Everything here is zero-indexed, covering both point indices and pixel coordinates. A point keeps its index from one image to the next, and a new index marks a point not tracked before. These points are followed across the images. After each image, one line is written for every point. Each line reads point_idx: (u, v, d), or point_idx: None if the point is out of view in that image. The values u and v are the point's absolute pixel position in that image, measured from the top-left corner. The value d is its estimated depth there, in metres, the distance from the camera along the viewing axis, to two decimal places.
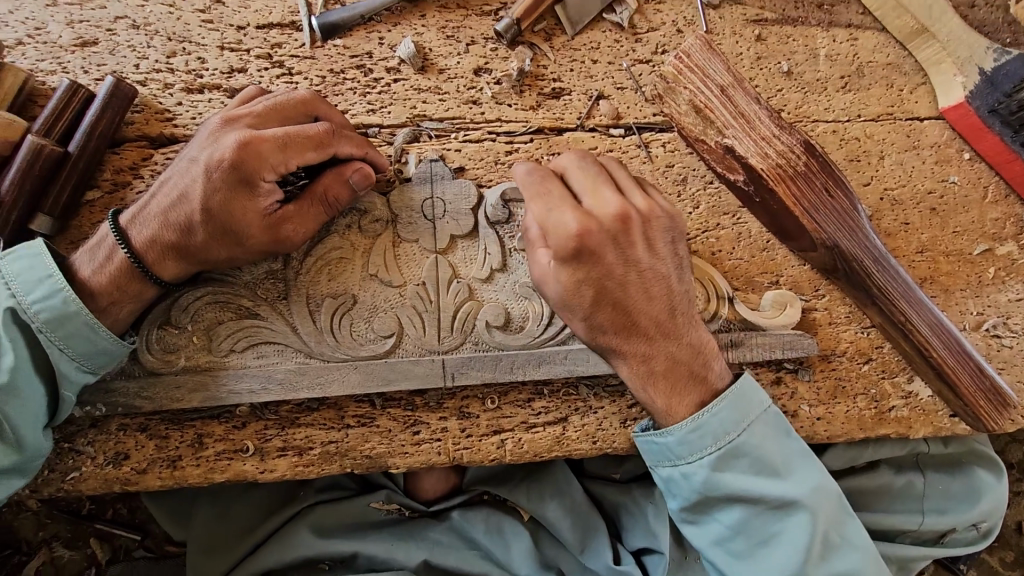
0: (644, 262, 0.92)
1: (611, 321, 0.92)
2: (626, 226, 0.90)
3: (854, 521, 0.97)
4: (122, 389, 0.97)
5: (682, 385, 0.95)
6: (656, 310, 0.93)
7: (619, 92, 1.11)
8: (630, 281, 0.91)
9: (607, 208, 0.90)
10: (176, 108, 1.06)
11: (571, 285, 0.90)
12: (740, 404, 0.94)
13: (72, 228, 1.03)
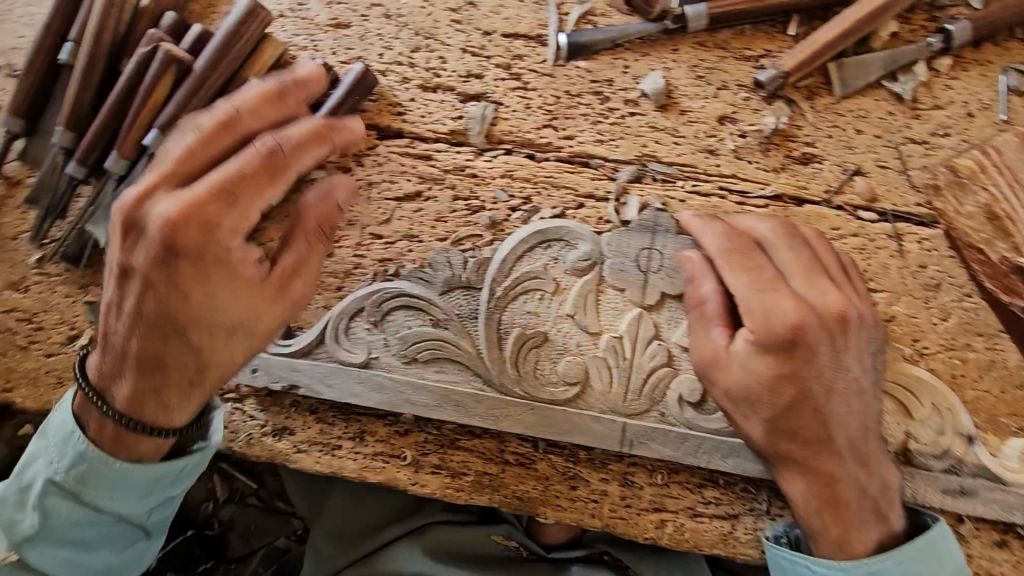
0: (852, 370, 0.83)
1: (794, 430, 0.82)
2: (813, 329, 0.80)
3: None
4: (308, 369, 0.99)
5: (862, 515, 0.84)
6: (843, 428, 0.83)
7: (881, 170, 0.97)
8: (835, 389, 0.82)
9: (794, 310, 0.80)
10: (409, 103, 1.06)
11: (742, 387, 0.82)
12: (918, 566, 0.82)
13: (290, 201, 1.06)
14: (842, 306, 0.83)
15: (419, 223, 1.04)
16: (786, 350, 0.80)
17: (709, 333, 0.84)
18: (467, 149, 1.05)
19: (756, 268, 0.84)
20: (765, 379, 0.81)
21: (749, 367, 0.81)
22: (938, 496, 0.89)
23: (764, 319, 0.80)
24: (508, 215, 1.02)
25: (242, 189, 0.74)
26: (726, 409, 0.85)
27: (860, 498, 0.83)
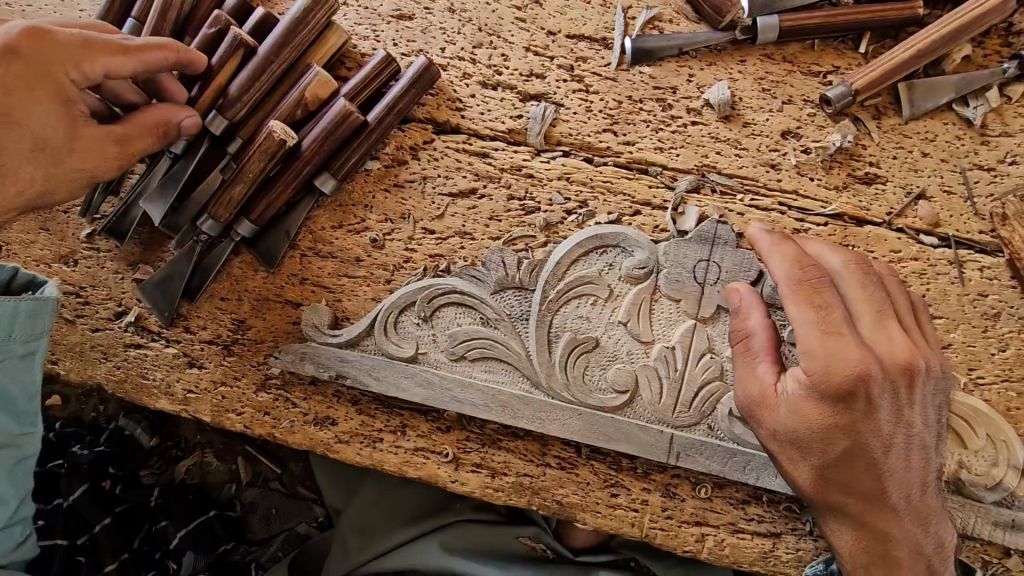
0: (912, 422, 0.81)
1: (843, 480, 0.80)
2: (873, 382, 0.76)
3: None
4: (356, 361, 0.99)
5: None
6: (899, 484, 0.80)
7: (944, 195, 0.96)
8: (894, 442, 0.80)
9: (856, 360, 0.76)
10: (468, 100, 1.06)
11: (795, 435, 0.78)
12: None
13: (344, 192, 1.05)
14: (902, 355, 0.80)
15: (472, 220, 1.03)
16: (849, 402, 0.76)
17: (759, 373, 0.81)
18: (524, 149, 1.04)
19: (826, 305, 0.78)
20: (817, 429, 0.77)
21: (804, 415, 0.77)
22: (988, 527, 0.88)
23: (825, 366, 0.75)
24: (564, 217, 1.01)
25: (20, 84, 0.84)
26: (771, 450, 0.81)
27: (915, 558, 0.81)
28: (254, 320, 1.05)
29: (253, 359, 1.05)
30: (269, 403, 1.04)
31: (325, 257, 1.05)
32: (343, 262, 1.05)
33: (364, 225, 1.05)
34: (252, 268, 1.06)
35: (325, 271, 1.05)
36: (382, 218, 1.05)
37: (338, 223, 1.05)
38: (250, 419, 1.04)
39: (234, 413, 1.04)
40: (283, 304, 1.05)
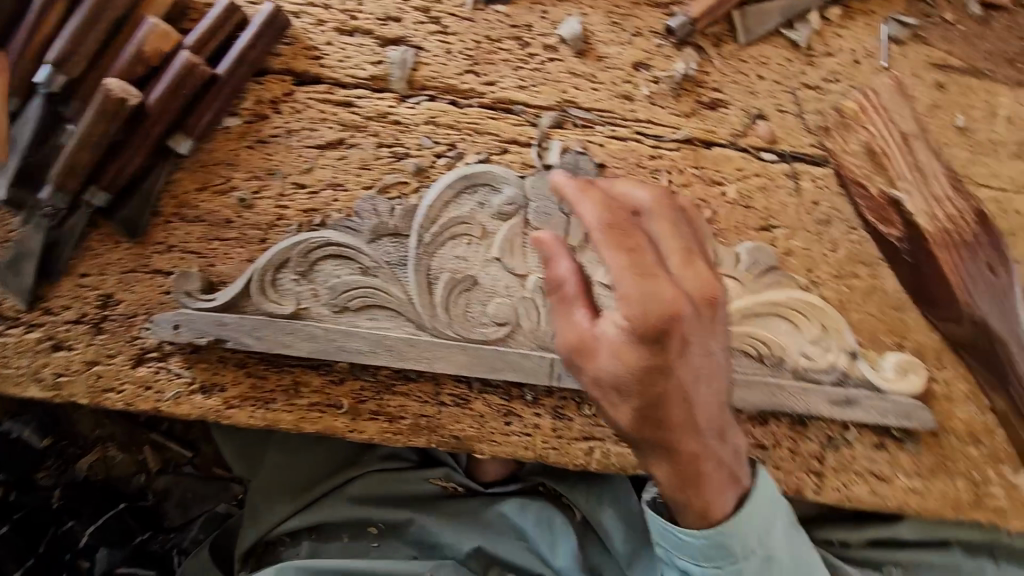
0: (716, 354, 0.82)
1: (660, 420, 0.79)
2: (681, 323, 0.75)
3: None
4: (235, 325, 0.97)
5: (716, 486, 0.88)
6: (706, 413, 0.83)
7: (779, 115, 1.04)
8: (700, 376, 0.81)
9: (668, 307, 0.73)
10: (325, 47, 1.03)
11: (618, 378, 0.76)
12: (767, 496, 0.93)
13: (204, 152, 1.01)
14: (705, 292, 0.80)
15: (343, 171, 1.02)
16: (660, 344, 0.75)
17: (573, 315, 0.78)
18: (389, 95, 1.03)
19: (640, 248, 0.76)
20: (637, 367, 0.75)
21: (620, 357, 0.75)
22: (826, 405, 1.01)
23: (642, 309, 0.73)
24: (434, 161, 1.03)
25: None
26: (592, 396, 0.79)
27: (718, 470, 0.87)
28: (122, 295, 1.01)
29: (127, 334, 1.01)
30: (150, 377, 1.01)
31: (192, 222, 1.02)
32: (212, 226, 1.02)
33: (230, 185, 1.02)
34: (113, 240, 1.01)
35: (195, 236, 1.02)
36: (248, 177, 1.02)
37: (202, 185, 1.01)
38: (131, 396, 1.01)
39: (114, 392, 1.01)
40: (152, 275, 1.01)
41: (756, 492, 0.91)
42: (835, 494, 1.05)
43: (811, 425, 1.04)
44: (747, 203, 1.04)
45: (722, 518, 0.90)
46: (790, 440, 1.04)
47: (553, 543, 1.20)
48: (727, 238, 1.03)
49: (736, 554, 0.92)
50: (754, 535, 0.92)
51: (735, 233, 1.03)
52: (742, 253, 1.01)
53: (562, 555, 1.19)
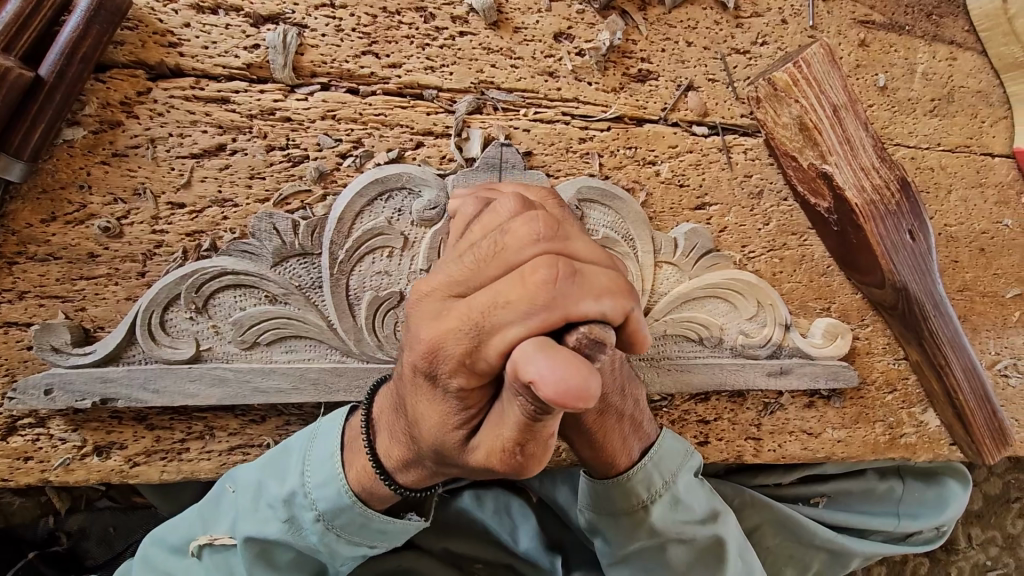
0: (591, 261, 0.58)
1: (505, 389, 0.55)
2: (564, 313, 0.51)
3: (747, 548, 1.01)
4: (124, 379, 0.83)
5: (621, 438, 0.83)
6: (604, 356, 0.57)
7: (710, 84, 0.98)
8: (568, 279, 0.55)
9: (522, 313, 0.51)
10: (183, 31, 0.83)
11: (509, 456, 0.54)
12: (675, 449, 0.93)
13: (45, 174, 0.82)
14: (598, 258, 0.58)
15: (229, 183, 0.87)
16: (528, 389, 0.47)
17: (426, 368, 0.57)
18: (272, 87, 0.87)
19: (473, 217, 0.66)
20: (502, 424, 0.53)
21: (502, 419, 0.53)
22: (764, 378, 1.03)
23: (475, 344, 0.53)
24: (338, 163, 0.89)
25: None
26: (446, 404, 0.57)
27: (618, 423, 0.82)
28: None
29: None
30: (27, 448, 0.87)
31: (45, 261, 0.84)
32: (72, 263, 0.84)
33: (87, 212, 0.84)
34: None
35: (51, 277, 0.84)
36: (108, 200, 0.84)
37: (50, 215, 0.83)
38: (7, 470, 0.86)
39: None
40: (4, 330, 0.84)
41: (662, 440, 0.91)
42: (771, 455, 1.10)
43: (748, 396, 1.07)
44: (681, 181, 0.99)
45: (630, 468, 0.87)
46: (730, 412, 1.07)
47: (513, 530, 1.16)
48: (663, 221, 0.99)
49: (640, 498, 0.89)
50: (660, 475, 0.90)
51: (670, 215, 0.99)
52: (679, 236, 0.97)
53: (524, 539, 1.15)
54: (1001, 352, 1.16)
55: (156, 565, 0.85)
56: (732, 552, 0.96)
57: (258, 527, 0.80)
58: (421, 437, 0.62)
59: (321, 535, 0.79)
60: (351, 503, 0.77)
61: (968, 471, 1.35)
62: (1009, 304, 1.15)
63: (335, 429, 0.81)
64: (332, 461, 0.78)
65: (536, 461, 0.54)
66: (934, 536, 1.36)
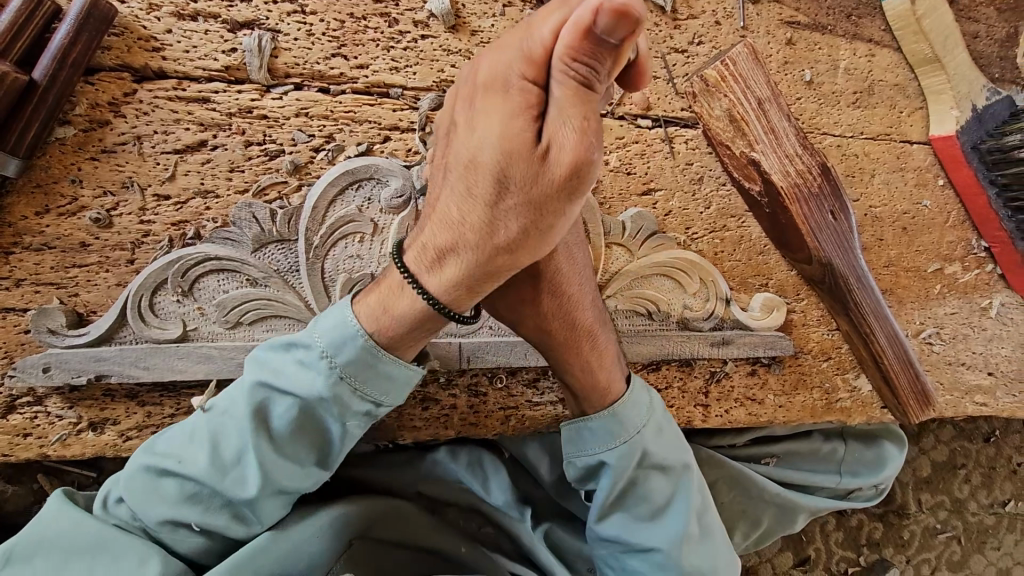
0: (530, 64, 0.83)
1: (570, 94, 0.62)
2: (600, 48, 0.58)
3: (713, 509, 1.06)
4: (117, 357, 0.91)
5: (607, 370, 0.98)
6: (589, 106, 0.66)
7: (652, 81, 1.08)
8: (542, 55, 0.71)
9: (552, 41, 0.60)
10: (166, 36, 0.91)
11: (581, 141, 0.62)
12: (647, 390, 1.02)
13: (39, 169, 0.89)
14: None
15: (211, 176, 0.94)
16: (591, 47, 0.58)
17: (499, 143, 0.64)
18: (249, 87, 0.94)
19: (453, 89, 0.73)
20: (566, 113, 0.61)
21: (557, 106, 0.61)
22: (707, 348, 1.13)
23: (522, 61, 0.63)
24: (312, 156, 0.97)
25: None
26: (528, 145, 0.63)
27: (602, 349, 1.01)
28: None
29: None
30: (26, 425, 0.93)
31: (39, 250, 0.90)
32: (65, 252, 0.91)
33: (78, 204, 0.91)
34: None
35: (46, 265, 0.91)
36: (99, 193, 0.91)
37: (44, 207, 0.90)
38: (6, 446, 0.93)
39: None
40: (2, 315, 0.90)
41: (633, 394, 0.99)
42: (718, 419, 1.20)
43: (695, 365, 1.17)
44: (628, 169, 1.09)
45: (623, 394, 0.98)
46: (679, 381, 1.17)
47: (485, 481, 1.25)
48: (612, 206, 1.08)
49: (624, 433, 0.96)
50: (638, 415, 0.98)
51: (619, 200, 1.09)
52: (626, 219, 1.07)
53: (495, 491, 1.23)
54: (925, 322, 1.28)
55: (150, 448, 0.85)
56: (697, 487, 1.02)
57: (265, 404, 0.82)
58: (469, 222, 0.69)
59: (329, 381, 0.80)
60: (363, 337, 0.79)
61: (902, 434, 1.48)
62: (931, 278, 1.27)
63: (351, 291, 0.84)
64: (345, 309, 0.81)
65: (597, 161, 0.64)
66: (873, 494, 1.49)
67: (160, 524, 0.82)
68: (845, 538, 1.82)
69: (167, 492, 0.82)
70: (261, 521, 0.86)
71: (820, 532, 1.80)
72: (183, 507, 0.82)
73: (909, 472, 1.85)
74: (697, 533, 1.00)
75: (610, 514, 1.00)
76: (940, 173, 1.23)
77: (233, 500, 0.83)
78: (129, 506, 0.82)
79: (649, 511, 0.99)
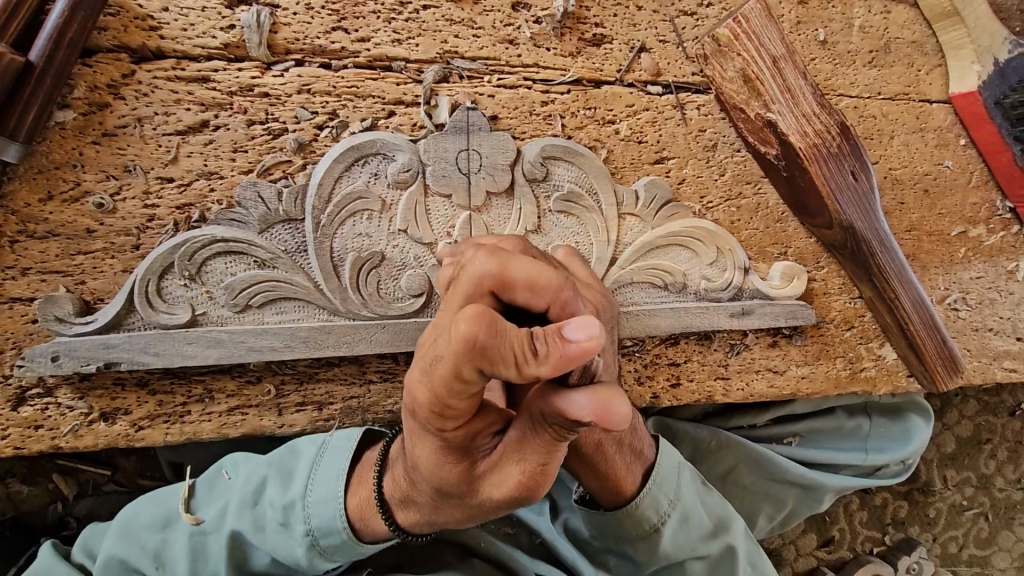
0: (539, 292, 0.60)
1: (499, 476, 0.65)
2: (488, 353, 0.52)
3: (764, 555, 1.07)
4: (125, 343, 0.89)
5: (624, 463, 0.92)
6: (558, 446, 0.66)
7: (661, 45, 1.05)
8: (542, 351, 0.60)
9: (450, 362, 0.53)
10: (162, 15, 0.89)
11: (526, 480, 0.64)
12: (669, 466, 0.99)
13: (40, 155, 0.87)
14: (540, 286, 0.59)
15: (214, 157, 0.92)
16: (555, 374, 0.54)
17: (426, 357, 0.57)
18: (249, 64, 0.92)
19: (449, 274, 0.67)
20: (524, 453, 0.63)
21: (510, 452, 0.64)
22: (727, 319, 1.10)
23: (433, 389, 0.56)
24: (316, 134, 0.95)
25: None
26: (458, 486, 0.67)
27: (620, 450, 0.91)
28: None
29: None
30: (37, 417, 0.92)
31: (44, 238, 0.89)
32: (70, 239, 0.90)
33: (81, 190, 0.89)
34: None
35: (52, 253, 0.89)
36: (101, 177, 0.90)
37: (47, 194, 0.88)
38: (18, 438, 0.92)
39: None
40: (10, 305, 0.89)
41: (659, 463, 0.97)
42: (740, 393, 1.17)
43: (715, 338, 1.14)
44: (639, 138, 1.06)
45: (635, 495, 0.95)
46: (698, 354, 1.14)
47: None
48: (624, 175, 1.05)
49: (651, 521, 0.96)
50: (664, 496, 0.97)
51: (631, 170, 1.06)
52: (639, 188, 1.04)
53: None
54: (951, 287, 1.24)
55: (134, 530, 0.87)
56: (745, 557, 1.03)
57: (255, 523, 0.87)
58: (426, 479, 0.68)
59: (306, 552, 0.86)
60: (342, 528, 0.85)
61: (928, 405, 1.44)
62: (954, 242, 1.23)
63: (349, 446, 0.91)
64: (338, 481, 0.87)
65: (547, 479, 0.65)
66: (900, 470, 1.45)
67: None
68: (869, 519, 1.78)
69: (163, 549, 0.86)
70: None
71: (845, 513, 1.76)
72: (168, 569, 0.86)
73: (934, 449, 1.80)
74: None
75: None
76: (962, 133, 1.19)
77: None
78: (122, 555, 0.85)
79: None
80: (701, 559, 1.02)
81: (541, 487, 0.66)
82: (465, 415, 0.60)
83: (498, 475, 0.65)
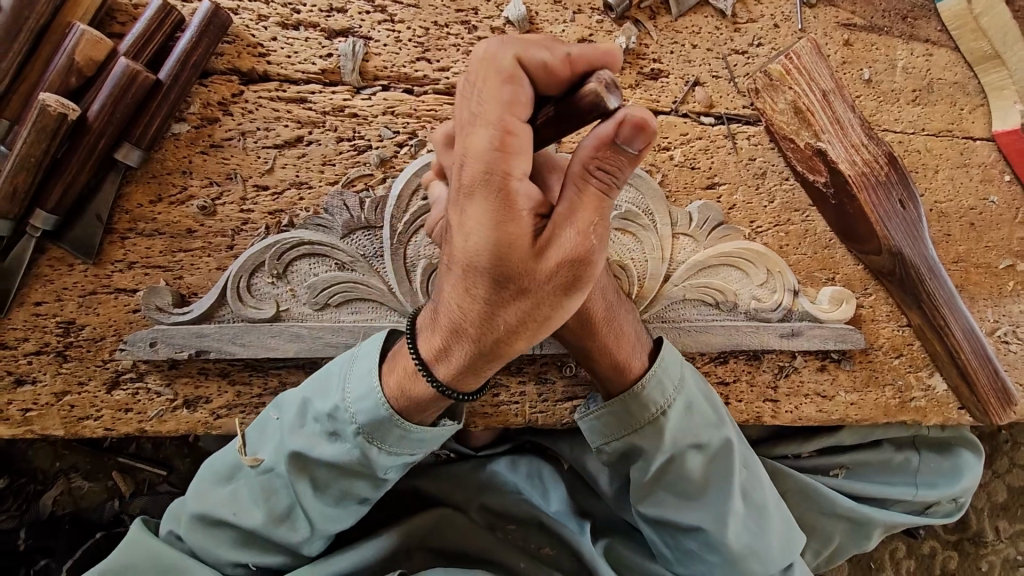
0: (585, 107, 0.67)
1: (552, 246, 0.68)
2: (520, 99, 0.64)
3: (759, 463, 1.07)
4: (216, 334, 0.97)
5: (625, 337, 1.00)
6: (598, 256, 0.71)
7: (714, 80, 1.13)
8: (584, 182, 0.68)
9: (494, 124, 0.64)
10: (271, 43, 1.00)
11: (580, 243, 0.67)
12: (674, 361, 1.02)
13: (155, 161, 0.98)
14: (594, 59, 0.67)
15: (306, 169, 1.02)
16: (615, 155, 0.64)
17: (467, 109, 0.68)
18: (342, 88, 1.03)
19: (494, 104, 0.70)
20: (576, 214, 0.67)
21: (566, 232, 0.67)
22: (777, 339, 1.14)
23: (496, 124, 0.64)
24: (396, 151, 1.04)
25: None
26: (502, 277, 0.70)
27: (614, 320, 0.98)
28: (85, 319, 0.97)
29: (96, 360, 0.98)
30: (127, 400, 0.99)
31: (151, 235, 0.98)
32: (172, 238, 0.99)
33: (187, 194, 0.99)
34: (67, 263, 0.96)
35: (156, 250, 0.98)
36: (206, 184, 0.99)
37: (157, 197, 0.98)
38: (109, 420, 0.99)
39: (91, 419, 0.98)
40: (115, 295, 0.98)
41: (662, 350, 1.02)
42: (789, 416, 1.18)
43: (764, 359, 1.17)
44: (693, 164, 1.12)
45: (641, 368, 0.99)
46: (748, 375, 1.17)
47: (546, 494, 1.29)
48: (678, 199, 1.12)
49: (657, 406, 0.99)
50: (669, 382, 1.00)
51: (684, 194, 1.12)
52: (693, 211, 1.10)
53: (555, 501, 1.27)
54: (1000, 319, 1.25)
55: (206, 491, 0.95)
56: (742, 455, 1.04)
57: (307, 441, 0.91)
58: (480, 267, 0.69)
59: (359, 447, 0.89)
60: (387, 413, 0.87)
61: (978, 440, 1.42)
62: (1003, 274, 1.25)
63: (375, 348, 0.91)
64: (370, 374, 0.88)
65: (598, 243, 0.68)
66: (952, 508, 1.42)
67: (229, 528, 0.94)
68: (917, 566, 1.71)
69: (235, 496, 0.93)
70: (313, 525, 0.94)
71: (890, 556, 1.71)
72: (244, 513, 0.92)
73: (985, 496, 1.73)
74: (746, 505, 1.03)
75: (654, 493, 1.04)
76: (1005, 168, 1.23)
77: (286, 515, 0.93)
78: (199, 512, 0.93)
79: (693, 489, 1.02)
80: (704, 455, 1.02)
81: (596, 256, 0.68)
82: (525, 154, 0.66)
83: (553, 240, 0.67)
